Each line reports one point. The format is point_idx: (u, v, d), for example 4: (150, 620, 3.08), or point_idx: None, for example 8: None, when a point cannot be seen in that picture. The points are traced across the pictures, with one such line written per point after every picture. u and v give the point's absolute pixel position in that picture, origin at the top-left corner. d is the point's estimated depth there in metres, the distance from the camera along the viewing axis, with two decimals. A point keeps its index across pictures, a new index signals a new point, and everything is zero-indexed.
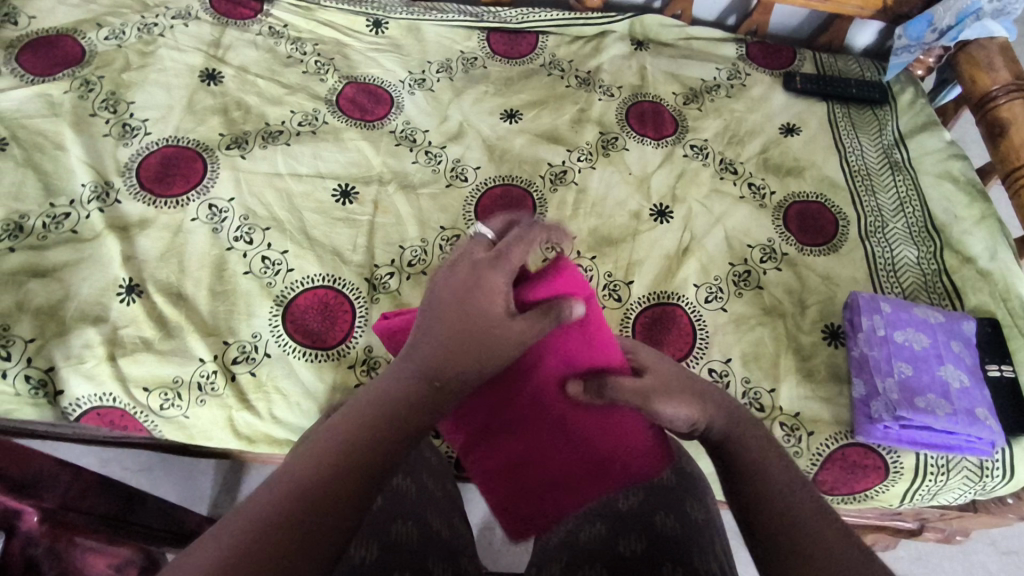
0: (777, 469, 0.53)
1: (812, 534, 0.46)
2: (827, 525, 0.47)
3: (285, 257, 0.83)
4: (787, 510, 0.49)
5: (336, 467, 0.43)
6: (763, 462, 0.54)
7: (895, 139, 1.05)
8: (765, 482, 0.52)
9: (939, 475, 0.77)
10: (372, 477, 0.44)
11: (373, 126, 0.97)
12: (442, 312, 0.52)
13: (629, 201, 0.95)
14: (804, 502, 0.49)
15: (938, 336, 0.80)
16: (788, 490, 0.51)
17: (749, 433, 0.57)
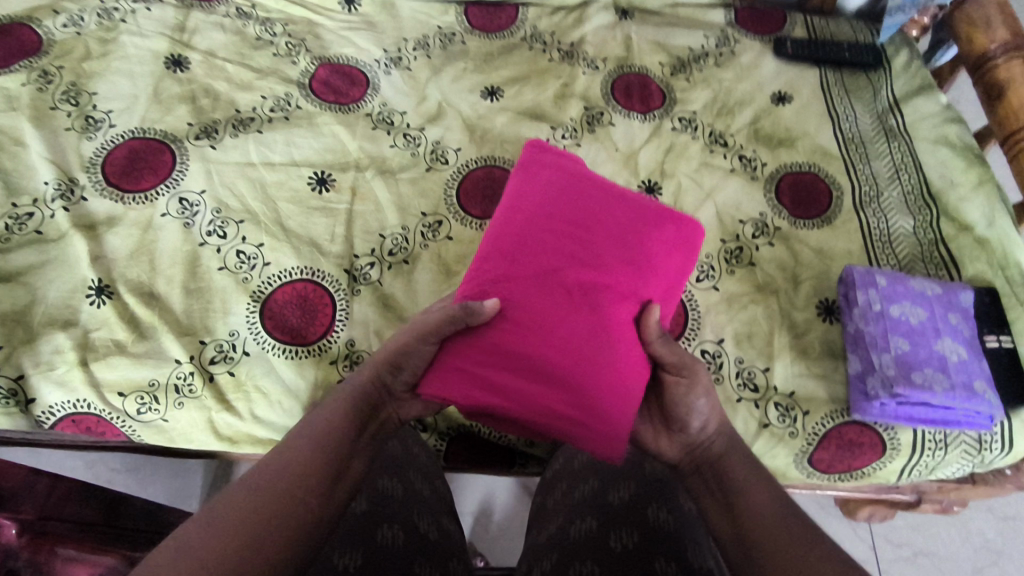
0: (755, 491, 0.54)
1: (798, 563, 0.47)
2: (812, 545, 0.48)
3: (260, 251, 0.80)
4: (771, 538, 0.50)
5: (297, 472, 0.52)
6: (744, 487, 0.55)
7: (890, 104, 1.01)
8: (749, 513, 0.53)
9: (937, 450, 0.76)
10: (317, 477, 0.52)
11: (348, 109, 0.93)
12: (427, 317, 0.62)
13: (616, 178, 0.92)
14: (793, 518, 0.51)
15: (935, 309, 0.78)
16: (771, 511, 0.52)
17: (735, 454, 0.59)
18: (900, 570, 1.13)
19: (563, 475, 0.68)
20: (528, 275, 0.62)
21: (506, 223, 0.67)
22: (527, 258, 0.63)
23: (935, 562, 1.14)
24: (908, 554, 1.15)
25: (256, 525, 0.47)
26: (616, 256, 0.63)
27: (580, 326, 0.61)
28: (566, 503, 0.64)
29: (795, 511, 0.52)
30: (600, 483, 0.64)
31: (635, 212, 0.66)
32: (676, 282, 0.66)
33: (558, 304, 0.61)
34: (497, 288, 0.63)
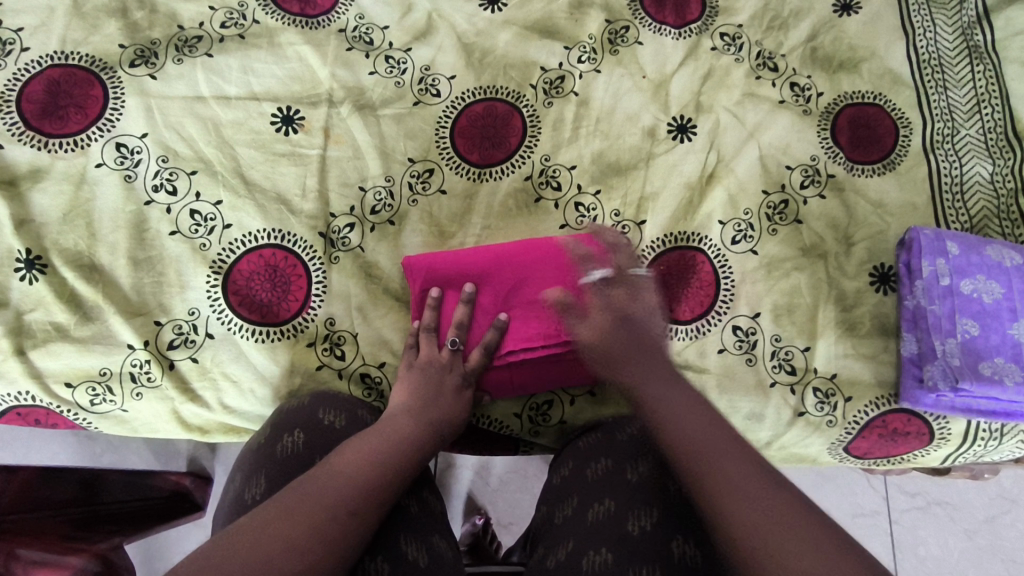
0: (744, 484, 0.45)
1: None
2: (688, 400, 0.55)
3: (219, 211, 0.67)
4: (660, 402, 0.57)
5: (350, 491, 0.47)
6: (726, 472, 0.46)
7: (978, 14, 0.83)
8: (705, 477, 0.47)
9: (991, 440, 0.69)
10: (368, 496, 0.48)
11: (316, 23, 0.76)
12: (426, 386, 0.59)
13: (643, 114, 0.76)
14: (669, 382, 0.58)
15: (1015, 283, 0.66)
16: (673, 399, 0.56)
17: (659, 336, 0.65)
18: (910, 521, 1.11)
19: (573, 486, 0.59)
20: (499, 286, 0.64)
21: (469, 269, 0.65)
22: (487, 285, 0.64)
23: (948, 511, 1.11)
24: (922, 504, 1.11)
25: (297, 533, 0.43)
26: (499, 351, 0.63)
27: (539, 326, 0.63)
28: (577, 525, 0.55)
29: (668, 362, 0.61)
30: (617, 503, 0.55)
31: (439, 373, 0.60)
32: (547, 378, 0.65)
33: (522, 299, 0.64)
34: (510, 262, 0.65)
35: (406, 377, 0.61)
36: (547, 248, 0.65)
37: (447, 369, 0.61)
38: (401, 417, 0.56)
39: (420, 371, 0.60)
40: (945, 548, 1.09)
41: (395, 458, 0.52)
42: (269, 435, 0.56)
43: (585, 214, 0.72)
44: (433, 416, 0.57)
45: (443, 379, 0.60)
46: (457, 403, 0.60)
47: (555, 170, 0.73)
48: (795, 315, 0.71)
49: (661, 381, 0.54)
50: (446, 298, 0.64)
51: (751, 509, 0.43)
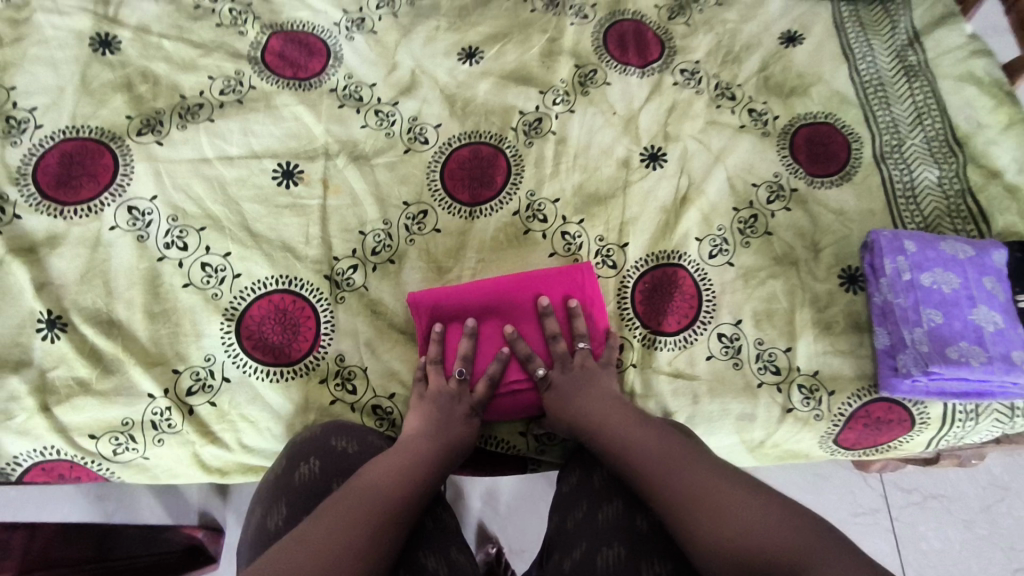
0: (677, 474, 0.53)
1: (777, 544, 0.46)
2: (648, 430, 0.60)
3: (228, 262, 0.72)
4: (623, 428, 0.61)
5: (378, 510, 0.51)
6: (662, 467, 0.54)
7: (909, 37, 0.91)
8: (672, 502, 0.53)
9: (968, 421, 0.73)
10: (396, 513, 0.51)
11: (308, 85, 0.83)
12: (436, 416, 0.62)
13: (616, 147, 0.82)
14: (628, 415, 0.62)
15: (969, 274, 0.72)
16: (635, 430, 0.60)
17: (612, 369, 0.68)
18: (909, 516, 1.15)
19: (582, 492, 0.62)
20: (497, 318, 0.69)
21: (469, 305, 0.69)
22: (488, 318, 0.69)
23: (944, 504, 1.15)
24: (918, 499, 1.16)
25: (337, 553, 0.46)
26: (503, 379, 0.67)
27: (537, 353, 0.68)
28: (589, 527, 0.58)
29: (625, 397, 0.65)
30: (624, 503, 0.59)
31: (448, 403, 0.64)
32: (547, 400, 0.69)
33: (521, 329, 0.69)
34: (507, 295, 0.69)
35: (418, 406, 0.64)
36: (546, 282, 0.70)
37: (458, 399, 0.64)
38: (418, 439, 0.59)
39: (431, 400, 0.64)
40: (945, 540, 1.13)
41: (415, 477, 0.55)
42: (287, 465, 0.59)
43: (571, 241, 0.78)
44: (448, 438, 0.60)
45: (454, 405, 0.63)
46: (468, 427, 0.63)
47: (541, 204, 0.79)
48: (774, 320, 0.76)
49: (611, 414, 0.61)
50: (448, 332, 0.68)
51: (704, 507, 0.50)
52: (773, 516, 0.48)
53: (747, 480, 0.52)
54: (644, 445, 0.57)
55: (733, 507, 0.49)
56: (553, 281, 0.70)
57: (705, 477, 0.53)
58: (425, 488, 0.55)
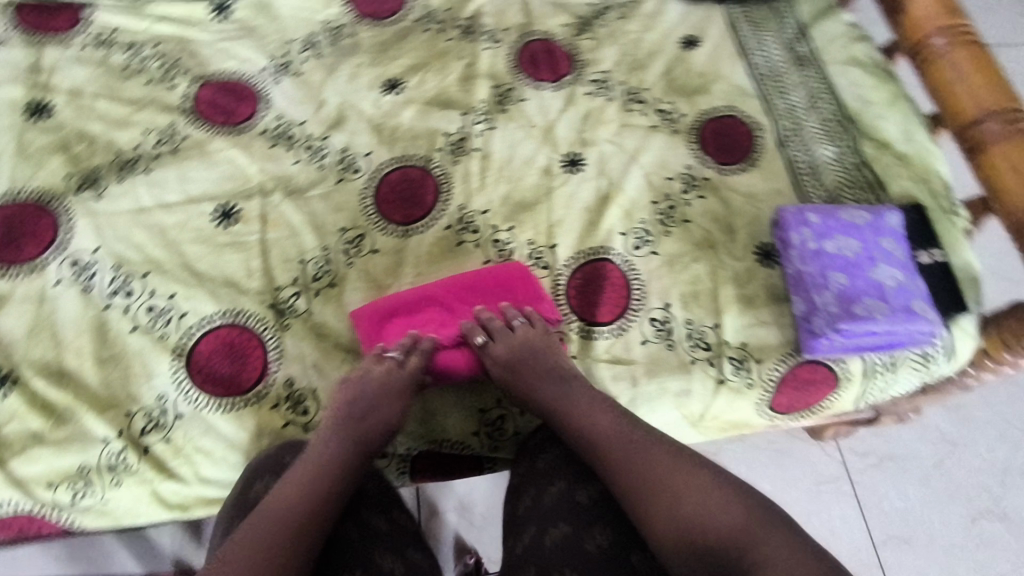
0: (631, 457, 0.59)
1: (728, 525, 0.53)
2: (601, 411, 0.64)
3: (174, 302, 0.74)
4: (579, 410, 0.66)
5: (294, 519, 0.54)
6: (617, 451, 0.60)
7: (798, 31, 0.99)
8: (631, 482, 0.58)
9: (886, 373, 0.79)
10: (313, 514, 0.55)
11: (240, 130, 0.88)
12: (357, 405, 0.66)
13: (538, 156, 0.88)
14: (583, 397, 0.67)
15: (867, 237, 0.78)
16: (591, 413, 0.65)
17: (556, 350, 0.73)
18: (870, 479, 1.20)
19: (529, 479, 0.65)
20: (432, 312, 0.75)
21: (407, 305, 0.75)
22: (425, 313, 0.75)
23: (900, 464, 1.21)
24: (875, 461, 1.21)
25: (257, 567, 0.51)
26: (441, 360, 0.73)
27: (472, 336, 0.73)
28: (536, 511, 0.61)
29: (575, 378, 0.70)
30: (566, 483, 0.63)
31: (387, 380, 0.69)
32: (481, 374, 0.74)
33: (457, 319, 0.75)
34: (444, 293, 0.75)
35: (338, 396, 0.68)
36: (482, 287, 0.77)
37: (378, 379, 0.68)
38: (331, 437, 0.63)
39: (348, 390, 0.68)
40: (905, 497, 1.19)
41: (332, 473, 0.59)
42: (244, 485, 0.62)
43: (503, 248, 0.82)
44: (364, 430, 0.65)
45: (371, 394, 0.67)
46: (390, 411, 0.68)
47: (471, 216, 0.83)
48: (700, 300, 0.80)
49: (577, 400, 0.66)
50: (390, 328, 0.74)
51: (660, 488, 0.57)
52: (717, 499, 0.55)
53: (693, 461, 0.59)
54: (600, 427, 0.62)
55: (685, 492, 0.56)
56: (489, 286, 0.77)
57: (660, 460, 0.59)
58: (344, 480, 0.59)
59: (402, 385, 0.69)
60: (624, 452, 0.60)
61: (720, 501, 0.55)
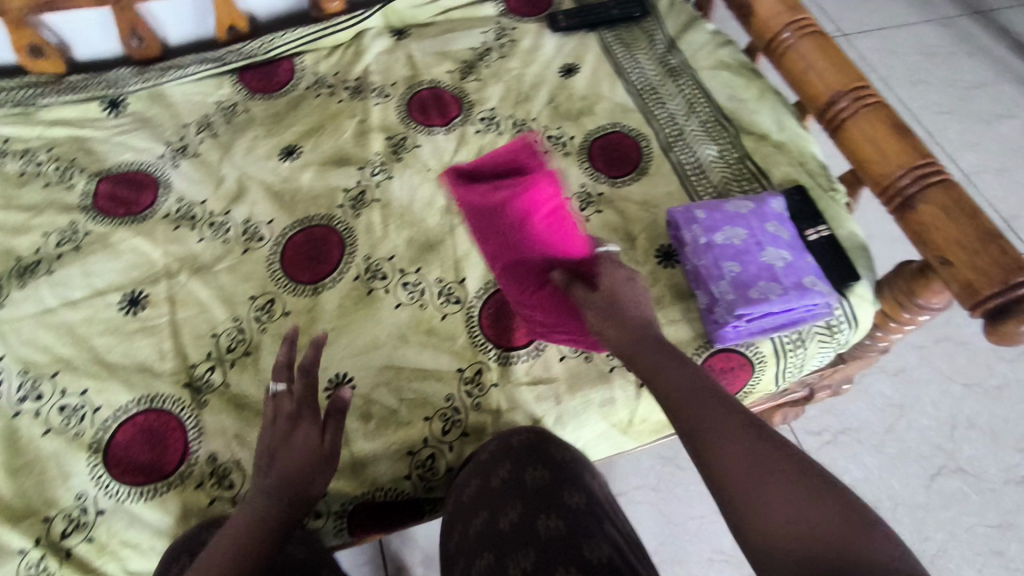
0: (723, 441, 0.49)
1: (819, 528, 0.42)
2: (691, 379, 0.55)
3: (86, 398, 0.74)
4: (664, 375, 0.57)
5: None
6: (704, 422, 0.51)
7: (667, 45, 1.06)
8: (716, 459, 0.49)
9: (798, 349, 0.81)
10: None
11: (142, 217, 0.89)
12: (270, 444, 0.63)
13: (437, 197, 0.91)
14: (674, 366, 0.57)
15: (753, 224, 0.82)
16: (678, 381, 0.56)
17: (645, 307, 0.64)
18: (828, 455, 1.21)
19: (458, 513, 0.67)
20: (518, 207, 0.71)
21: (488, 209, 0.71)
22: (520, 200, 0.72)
23: (855, 436, 1.23)
24: (830, 437, 1.23)
25: None
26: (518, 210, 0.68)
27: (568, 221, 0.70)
28: (464, 544, 0.63)
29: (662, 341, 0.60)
30: (488, 513, 0.63)
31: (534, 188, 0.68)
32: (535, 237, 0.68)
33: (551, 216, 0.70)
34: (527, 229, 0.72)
35: (263, 433, 0.65)
36: (518, 209, 0.67)
37: (278, 417, 0.65)
38: (255, 485, 0.61)
39: (268, 431, 0.65)
40: (865, 468, 1.20)
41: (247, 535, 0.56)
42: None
43: (414, 290, 0.84)
44: (280, 474, 0.61)
45: (280, 427, 0.64)
46: (307, 444, 0.63)
47: (378, 264, 0.85)
48: None
49: (668, 370, 0.57)
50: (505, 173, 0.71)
51: (742, 474, 0.47)
52: (816, 501, 0.44)
53: (790, 451, 0.47)
54: (699, 403, 0.53)
55: (769, 483, 0.46)
56: (528, 204, 0.67)
57: (765, 456, 0.47)
58: (258, 539, 0.56)
59: (309, 419, 0.65)
60: (708, 423, 0.51)
61: (827, 519, 0.42)
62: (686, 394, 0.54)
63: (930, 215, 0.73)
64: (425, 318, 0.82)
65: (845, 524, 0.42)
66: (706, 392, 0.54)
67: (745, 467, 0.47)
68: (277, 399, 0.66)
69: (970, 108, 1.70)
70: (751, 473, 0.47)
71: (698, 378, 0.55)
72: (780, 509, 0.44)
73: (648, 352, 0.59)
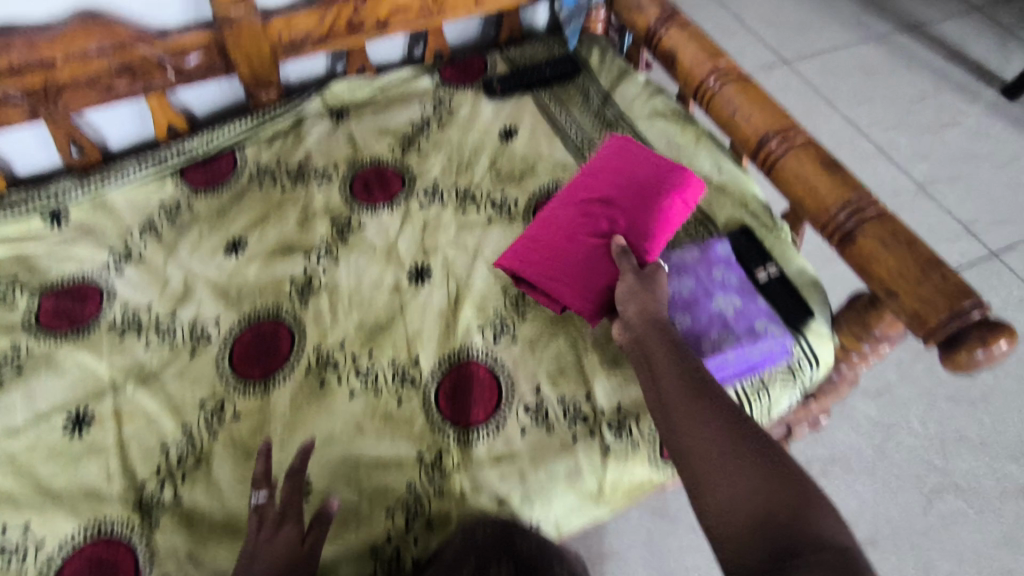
0: (712, 422, 0.58)
1: (764, 510, 0.51)
2: (681, 364, 0.64)
3: (29, 532, 0.70)
4: (658, 355, 0.66)
5: None
6: (683, 403, 0.61)
7: (602, 99, 1.07)
8: (688, 430, 0.59)
9: (761, 394, 0.79)
10: None
11: (87, 330, 0.87)
12: (249, 551, 0.61)
13: (385, 277, 0.90)
14: (671, 351, 0.66)
15: (700, 272, 0.81)
16: (669, 363, 0.65)
17: (657, 291, 0.73)
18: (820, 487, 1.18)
19: None
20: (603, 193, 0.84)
21: (588, 185, 0.86)
22: (609, 185, 0.85)
23: (845, 464, 1.20)
24: (820, 468, 1.20)
25: None
26: (613, 187, 0.84)
27: (607, 215, 0.82)
28: None
29: (665, 324, 0.69)
30: None
31: (645, 170, 0.84)
32: (618, 210, 0.82)
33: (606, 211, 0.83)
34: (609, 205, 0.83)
35: (246, 537, 0.63)
36: (658, 185, 0.82)
37: (260, 523, 0.63)
38: None
39: (249, 536, 0.62)
40: (859, 496, 1.17)
41: None
42: None
43: (367, 376, 0.82)
44: None
45: (262, 531, 0.62)
46: (286, 552, 0.61)
47: (329, 353, 0.84)
48: (569, 376, 0.81)
49: (663, 354, 0.66)
50: (615, 153, 0.87)
51: (708, 451, 0.57)
52: (767, 487, 0.53)
53: (755, 442, 0.57)
54: (688, 384, 0.62)
55: (729, 463, 0.55)
56: (665, 184, 0.81)
57: (746, 441, 0.57)
58: None
59: (297, 525, 0.64)
60: (687, 405, 0.60)
61: (773, 503, 0.52)
62: (673, 377, 0.63)
63: (871, 247, 0.73)
64: (380, 405, 0.80)
65: (802, 505, 0.51)
66: (693, 377, 0.63)
67: (714, 445, 0.57)
68: (263, 501, 0.65)
69: (914, 119, 1.73)
70: (718, 452, 0.56)
71: (688, 366, 0.64)
72: (735, 486, 0.54)
73: (659, 335, 0.67)
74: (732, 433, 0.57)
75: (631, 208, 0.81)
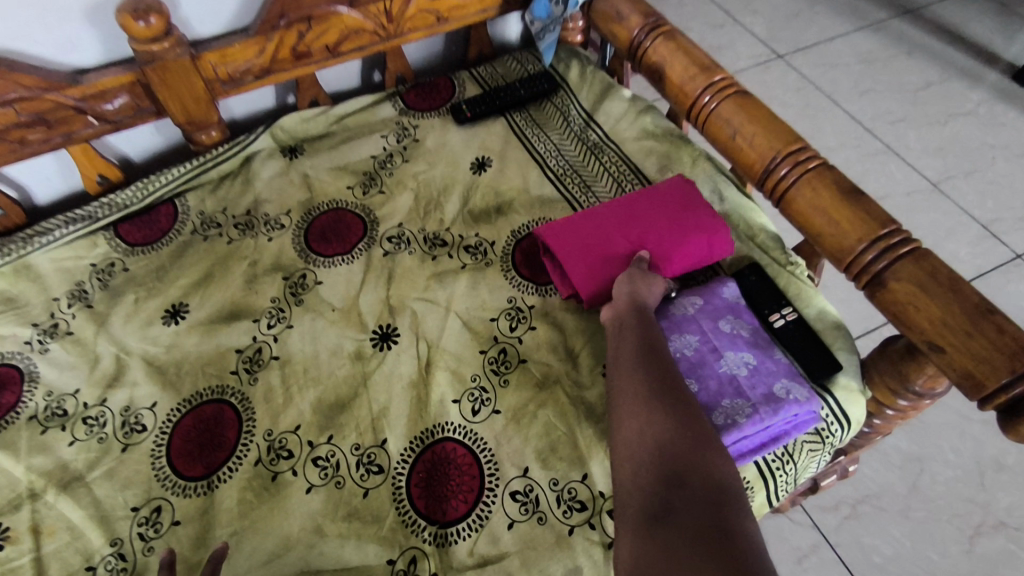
0: (651, 391, 0.57)
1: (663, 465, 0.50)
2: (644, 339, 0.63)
3: None
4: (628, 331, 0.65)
5: None
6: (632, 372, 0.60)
7: (584, 120, 0.96)
8: (628, 392, 0.58)
9: (787, 466, 0.68)
10: None
11: (2, 424, 0.75)
12: None
13: (345, 343, 0.79)
14: (640, 326, 0.65)
15: (705, 327, 0.70)
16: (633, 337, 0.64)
17: (651, 284, 0.70)
18: (849, 533, 1.07)
19: None
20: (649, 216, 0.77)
21: (643, 200, 0.79)
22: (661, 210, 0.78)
23: (876, 504, 1.09)
24: (849, 511, 1.09)
25: None
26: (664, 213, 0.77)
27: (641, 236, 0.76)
28: None
29: (642, 307, 0.68)
30: None
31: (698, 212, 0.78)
32: (652, 233, 0.76)
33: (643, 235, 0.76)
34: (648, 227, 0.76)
35: None
36: (696, 230, 0.75)
37: None
38: None
39: None
40: (894, 541, 1.05)
41: None
42: None
43: (327, 465, 0.71)
44: None
45: None
46: None
47: (282, 439, 0.73)
48: (560, 454, 0.69)
49: (630, 328, 0.65)
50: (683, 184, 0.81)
51: (636, 411, 0.55)
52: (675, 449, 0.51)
53: (685, 413, 0.54)
54: (643, 357, 0.61)
55: (650, 423, 0.54)
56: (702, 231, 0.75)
57: (671, 396, 0.56)
58: None
59: None
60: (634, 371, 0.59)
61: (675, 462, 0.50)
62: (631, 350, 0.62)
63: (907, 294, 0.61)
64: (343, 500, 0.69)
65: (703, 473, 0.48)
66: (654, 354, 0.61)
67: (645, 406, 0.55)
68: None
69: (922, 111, 1.62)
70: (644, 412, 0.55)
71: (650, 343, 0.63)
72: (647, 441, 0.52)
73: (630, 307, 0.67)
74: (667, 402, 0.55)
75: (663, 237, 0.75)
